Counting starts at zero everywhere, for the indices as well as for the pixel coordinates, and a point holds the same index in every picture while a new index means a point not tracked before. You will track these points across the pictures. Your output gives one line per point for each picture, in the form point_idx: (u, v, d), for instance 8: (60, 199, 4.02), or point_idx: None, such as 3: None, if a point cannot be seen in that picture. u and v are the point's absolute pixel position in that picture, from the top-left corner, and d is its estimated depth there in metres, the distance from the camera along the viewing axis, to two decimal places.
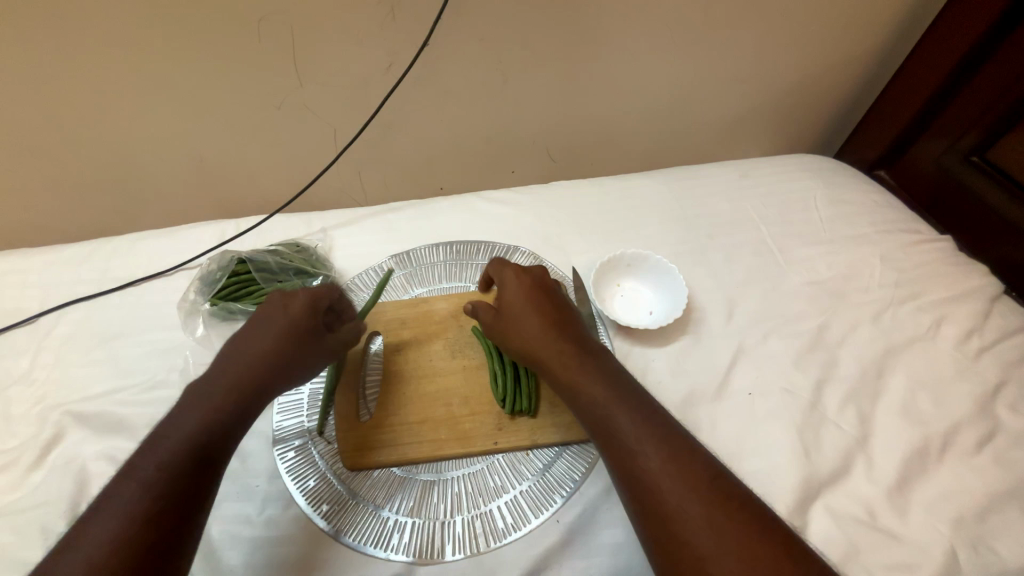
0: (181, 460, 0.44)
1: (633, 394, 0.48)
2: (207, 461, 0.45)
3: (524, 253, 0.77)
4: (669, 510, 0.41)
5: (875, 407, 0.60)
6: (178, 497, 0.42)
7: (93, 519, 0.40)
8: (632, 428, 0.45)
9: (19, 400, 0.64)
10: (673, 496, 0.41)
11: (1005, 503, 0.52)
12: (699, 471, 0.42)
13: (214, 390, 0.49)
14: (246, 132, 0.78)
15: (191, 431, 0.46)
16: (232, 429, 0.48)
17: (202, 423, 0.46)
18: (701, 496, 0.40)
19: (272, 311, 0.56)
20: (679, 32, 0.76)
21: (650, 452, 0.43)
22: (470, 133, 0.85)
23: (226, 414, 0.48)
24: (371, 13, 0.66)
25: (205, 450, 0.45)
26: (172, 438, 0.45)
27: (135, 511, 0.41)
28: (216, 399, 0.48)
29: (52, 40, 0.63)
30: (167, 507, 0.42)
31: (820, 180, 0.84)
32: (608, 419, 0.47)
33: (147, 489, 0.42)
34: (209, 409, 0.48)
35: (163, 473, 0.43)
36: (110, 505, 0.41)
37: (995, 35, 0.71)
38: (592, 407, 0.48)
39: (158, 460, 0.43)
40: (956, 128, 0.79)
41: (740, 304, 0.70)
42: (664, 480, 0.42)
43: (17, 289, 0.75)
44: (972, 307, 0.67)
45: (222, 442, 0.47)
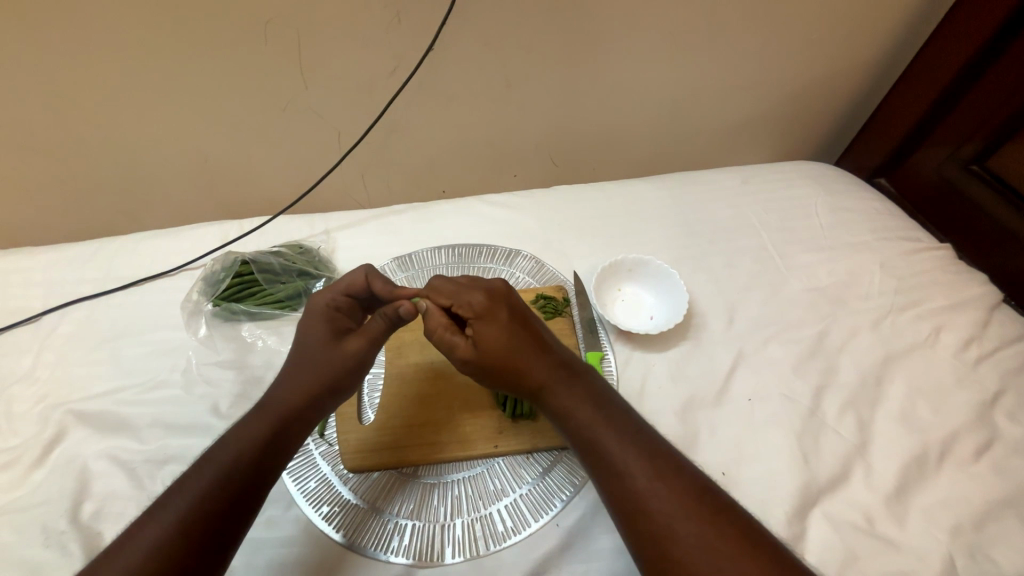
0: (232, 478, 0.45)
1: (620, 414, 0.48)
2: (255, 485, 0.46)
3: (525, 257, 0.77)
4: (661, 531, 0.41)
5: (874, 415, 0.60)
6: (221, 515, 0.43)
7: (145, 523, 0.41)
8: (618, 447, 0.45)
9: (22, 398, 0.64)
10: (663, 516, 0.41)
11: (1003, 511, 0.53)
12: (686, 490, 0.42)
13: (267, 408, 0.50)
14: (250, 133, 0.79)
15: (238, 448, 0.46)
16: (281, 454, 0.49)
17: (257, 443, 0.47)
18: (692, 515, 0.41)
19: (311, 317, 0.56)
20: (682, 39, 0.76)
21: (636, 472, 0.43)
22: (473, 136, 0.86)
23: (277, 438, 0.49)
24: (376, 17, 0.66)
25: (255, 472, 0.46)
26: (227, 454, 0.46)
27: (182, 522, 0.41)
28: (271, 417, 0.49)
29: (60, 41, 0.63)
30: (209, 524, 0.42)
31: (821, 187, 0.85)
32: (596, 438, 0.46)
33: (199, 503, 0.42)
34: (256, 427, 0.48)
35: (215, 488, 0.44)
36: (162, 511, 0.42)
37: (996, 45, 0.72)
38: (579, 426, 0.48)
39: (214, 475, 0.44)
40: (957, 137, 0.80)
41: (741, 310, 0.70)
42: (654, 499, 0.42)
43: (20, 288, 0.76)
44: (972, 315, 0.68)
45: (271, 465, 0.47)
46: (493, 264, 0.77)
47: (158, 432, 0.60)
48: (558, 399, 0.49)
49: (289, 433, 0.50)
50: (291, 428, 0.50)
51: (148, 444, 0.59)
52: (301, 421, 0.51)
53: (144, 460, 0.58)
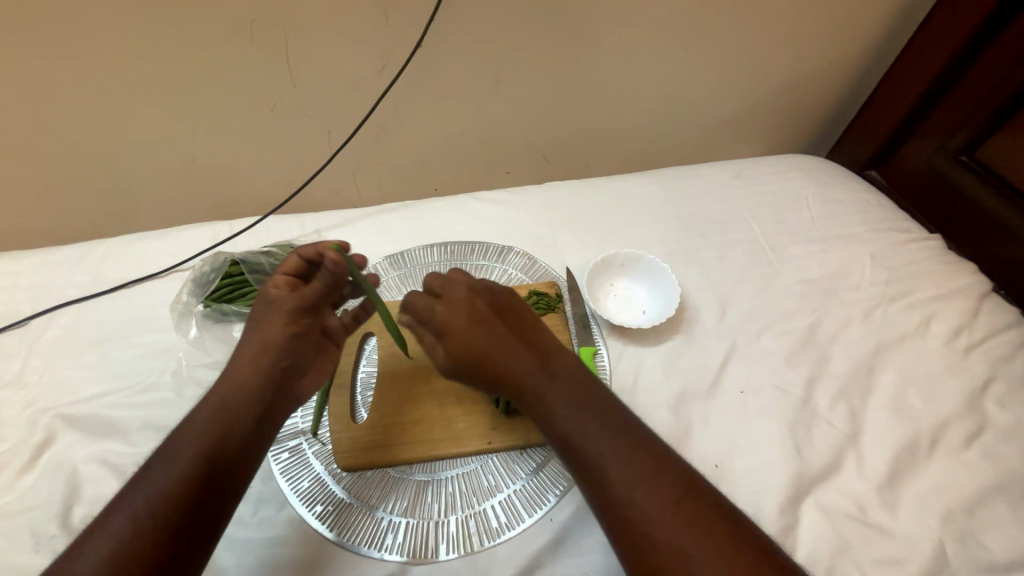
0: (199, 467, 0.44)
1: (607, 410, 0.46)
2: (219, 472, 0.45)
3: (517, 253, 0.77)
4: (646, 536, 0.40)
5: (866, 404, 0.60)
6: (189, 503, 0.43)
7: (109, 517, 0.41)
8: (601, 450, 0.44)
9: (10, 403, 0.64)
10: (645, 521, 0.40)
11: (994, 498, 0.53)
12: (669, 492, 0.41)
13: (233, 395, 0.50)
14: (239, 133, 0.78)
15: (204, 437, 0.46)
16: (246, 439, 0.48)
17: (224, 431, 0.47)
18: (676, 519, 0.40)
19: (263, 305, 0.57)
20: (671, 33, 0.76)
21: (620, 476, 0.42)
22: (464, 134, 0.86)
23: (239, 424, 0.48)
24: (364, 15, 0.66)
25: (219, 458, 0.46)
26: (187, 444, 0.45)
27: (147, 514, 0.41)
28: (230, 403, 0.49)
29: (43, 42, 0.63)
30: (177, 513, 0.42)
31: (811, 180, 0.85)
32: (581, 444, 0.44)
33: (167, 493, 0.42)
34: (221, 415, 0.48)
35: (183, 478, 0.43)
36: (125, 505, 0.42)
37: (983, 35, 0.72)
38: (563, 431, 0.46)
39: (180, 465, 0.44)
40: (947, 128, 0.80)
41: (733, 303, 0.70)
42: (639, 504, 0.41)
43: (8, 292, 0.75)
44: (962, 305, 0.68)
45: (235, 450, 0.47)
46: (485, 261, 0.77)
47: (149, 434, 0.60)
48: (541, 404, 0.47)
49: (252, 416, 0.49)
50: (258, 414, 0.50)
51: (139, 447, 0.59)
52: (269, 407, 0.51)
53: (136, 463, 0.58)
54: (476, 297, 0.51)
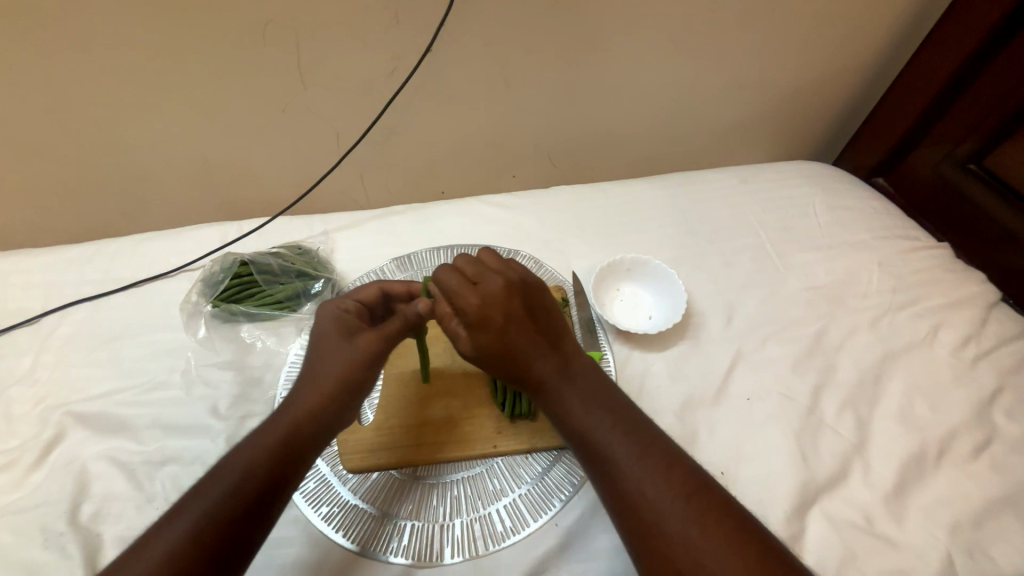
0: (258, 481, 0.44)
1: (618, 408, 0.48)
2: (274, 492, 0.44)
3: (524, 258, 0.77)
4: (654, 527, 0.41)
5: (872, 413, 0.60)
6: (245, 519, 0.42)
7: (167, 524, 0.41)
8: (612, 442, 0.45)
9: (21, 400, 0.64)
10: (654, 512, 0.41)
11: (1002, 509, 0.53)
12: (680, 487, 0.42)
13: (296, 409, 0.49)
14: (249, 134, 0.79)
15: (266, 450, 0.46)
16: (305, 461, 0.48)
17: (284, 445, 0.46)
18: (685, 512, 0.40)
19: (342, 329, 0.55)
20: (679, 39, 0.76)
21: (632, 468, 0.43)
22: (472, 137, 0.86)
23: (303, 442, 0.48)
24: (376, 17, 0.66)
25: (280, 479, 0.45)
26: (254, 457, 0.45)
27: (206, 525, 0.41)
28: (293, 422, 0.48)
29: (57, 43, 0.63)
30: (233, 527, 0.41)
31: (818, 187, 0.85)
32: (592, 433, 0.46)
33: (224, 505, 0.42)
34: (283, 429, 0.48)
35: (241, 491, 0.43)
36: (184, 512, 0.41)
37: (994, 43, 0.72)
38: (572, 423, 0.48)
39: (240, 478, 0.43)
40: (954, 135, 0.80)
41: (740, 309, 0.70)
42: (648, 497, 0.42)
43: (19, 289, 0.76)
44: (969, 314, 0.68)
45: (295, 473, 0.46)
46: None
47: (157, 433, 0.60)
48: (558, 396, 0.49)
49: (315, 437, 0.49)
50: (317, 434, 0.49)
51: (147, 445, 0.59)
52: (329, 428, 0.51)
53: (143, 461, 0.58)
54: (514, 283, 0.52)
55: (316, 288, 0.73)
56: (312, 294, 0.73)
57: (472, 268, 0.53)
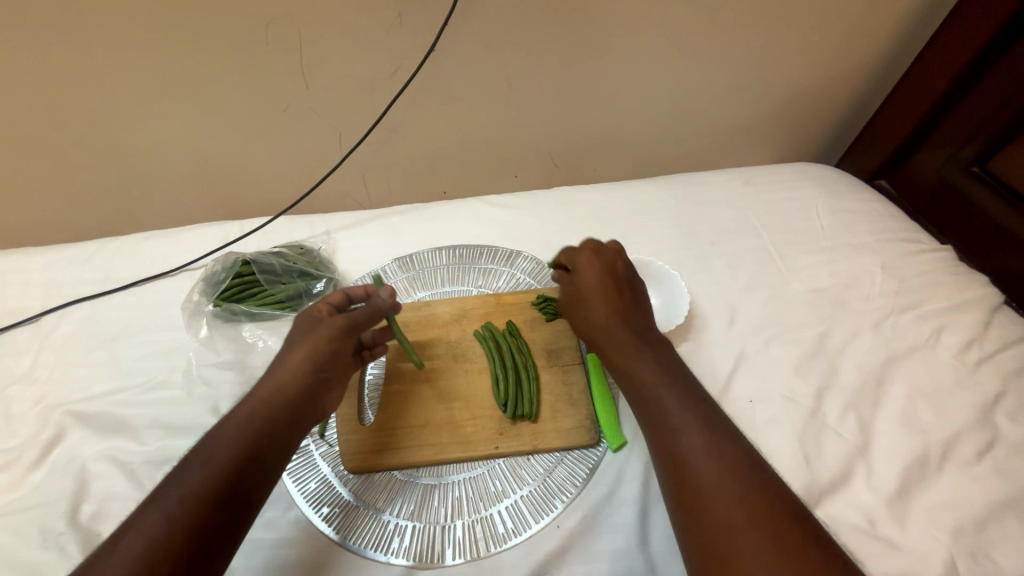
0: (227, 470, 0.45)
1: (684, 382, 0.51)
2: (247, 479, 0.45)
3: (526, 258, 0.77)
4: (701, 489, 0.43)
5: (876, 416, 0.60)
6: (219, 506, 0.43)
7: (141, 516, 0.41)
8: (677, 407, 0.48)
9: (21, 398, 0.64)
10: (706, 472, 0.44)
11: (1005, 513, 0.53)
12: (730, 460, 0.44)
13: (261, 401, 0.50)
14: (251, 134, 0.79)
15: (233, 441, 0.46)
16: (274, 449, 0.48)
17: (250, 434, 0.47)
18: (733, 476, 0.43)
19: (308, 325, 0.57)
20: (681, 40, 0.76)
21: (690, 432, 0.46)
22: (475, 138, 0.86)
23: (270, 432, 0.49)
24: (379, 18, 0.66)
25: (250, 464, 0.46)
26: (222, 448, 0.46)
27: (179, 513, 0.41)
28: (259, 413, 0.49)
29: (59, 42, 0.63)
30: (207, 514, 0.42)
31: (821, 189, 0.85)
32: (654, 398, 0.50)
33: (196, 494, 0.42)
34: (249, 420, 0.49)
35: (210, 481, 0.43)
36: (157, 504, 0.42)
37: (997, 46, 0.72)
38: (638, 385, 0.51)
39: (208, 468, 0.44)
40: (959, 137, 0.80)
41: (742, 311, 0.70)
42: (700, 460, 0.45)
43: (20, 287, 0.76)
44: (972, 317, 0.68)
45: (266, 459, 0.47)
46: (494, 264, 0.77)
47: (157, 433, 0.60)
48: (624, 361, 0.53)
49: (282, 427, 0.50)
50: (283, 424, 0.50)
51: (148, 445, 0.59)
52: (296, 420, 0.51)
53: (143, 461, 0.58)
54: (613, 264, 0.60)
55: (318, 288, 0.73)
56: (314, 294, 0.73)
57: (571, 255, 0.62)
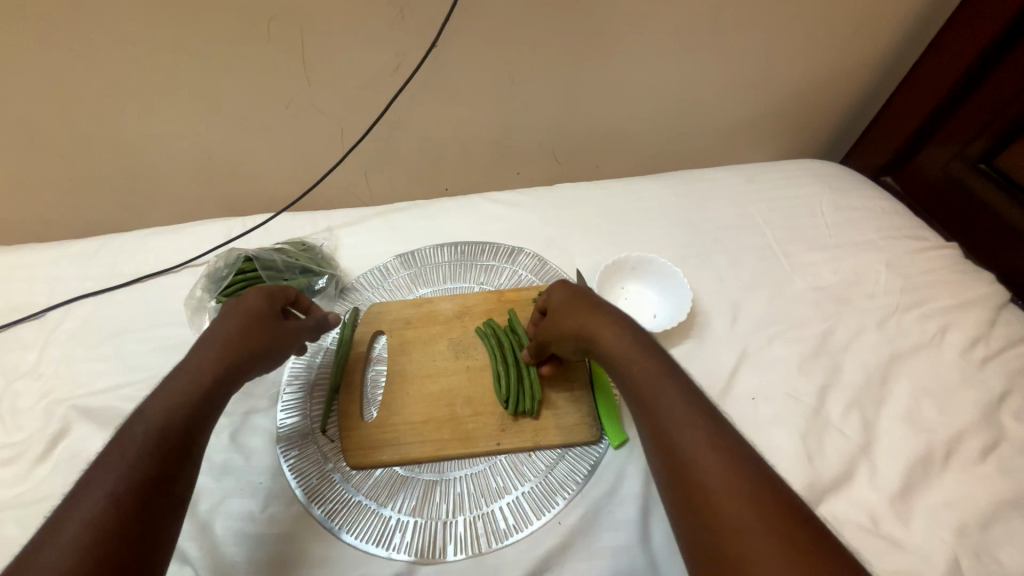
0: (159, 447, 0.42)
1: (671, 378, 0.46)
2: (183, 453, 0.43)
3: (528, 254, 0.77)
4: (705, 492, 0.39)
5: (879, 414, 0.60)
6: (155, 485, 0.40)
7: (69, 512, 0.37)
8: (668, 412, 0.43)
9: (26, 393, 0.64)
10: (704, 484, 0.39)
11: (1009, 512, 0.52)
12: (732, 462, 0.39)
13: (191, 375, 0.47)
14: (254, 130, 0.79)
15: (162, 416, 0.43)
16: (205, 421, 0.46)
17: (179, 409, 0.44)
18: (734, 482, 0.38)
19: (232, 301, 0.55)
20: (685, 36, 0.76)
21: (682, 437, 0.41)
22: (477, 134, 0.86)
23: (202, 403, 0.46)
24: (379, 14, 0.66)
25: (179, 446, 0.43)
26: (147, 426, 0.42)
27: (116, 497, 0.38)
28: (189, 387, 0.46)
29: (62, 39, 0.64)
30: (145, 492, 0.39)
31: (826, 185, 0.84)
32: (645, 397, 0.45)
33: (131, 475, 0.40)
34: (178, 394, 0.45)
35: (143, 460, 0.41)
36: (86, 497, 0.38)
37: (1005, 42, 0.71)
38: (631, 380, 0.47)
39: (139, 448, 0.41)
40: (965, 134, 0.79)
41: (745, 308, 0.70)
42: (699, 467, 0.40)
43: (25, 283, 0.76)
44: (978, 315, 0.67)
45: (199, 432, 0.45)
46: (496, 261, 0.77)
47: None
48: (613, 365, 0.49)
49: (213, 399, 0.47)
50: (213, 396, 0.47)
51: None
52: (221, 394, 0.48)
53: None
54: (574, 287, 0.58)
55: (320, 284, 0.73)
56: (316, 291, 0.73)
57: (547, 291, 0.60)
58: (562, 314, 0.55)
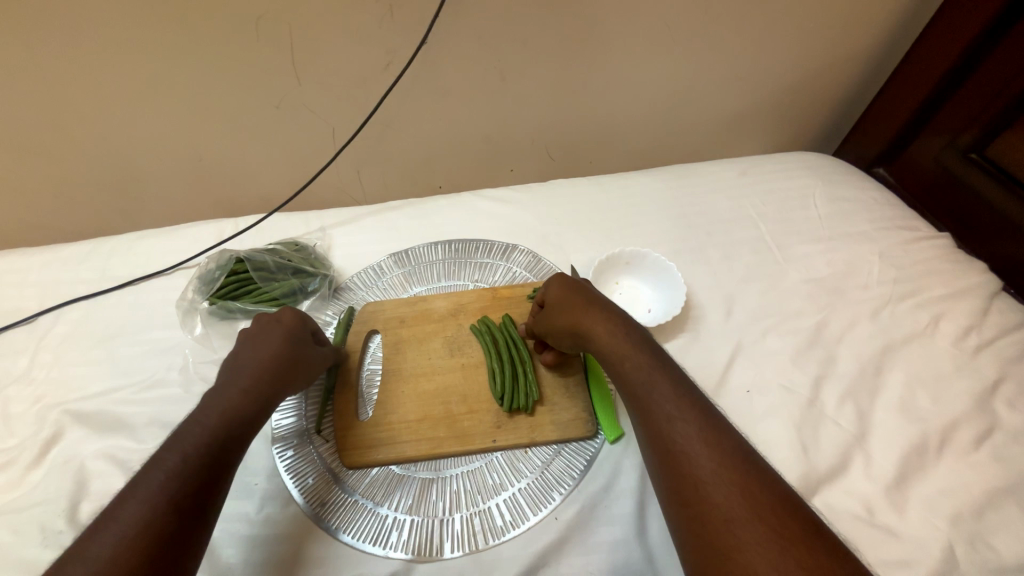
0: (205, 452, 0.43)
1: (667, 369, 0.46)
2: (227, 461, 0.44)
3: (522, 251, 0.77)
4: (695, 479, 0.39)
5: (873, 404, 0.60)
6: (199, 489, 0.41)
7: (118, 507, 0.38)
8: (666, 401, 0.44)
9: (19, 399, 0.64)
10: (696, 473, 0.39)
11: (1003, 499, 0.52)
12: (727, 452, 0.40)
13: (241, 386, 0.48)
14: (245, 130, 0.78)
15: (212, 423, 0.45)
16: (249, 430, 0.47)
17: (226, 417, 0.46)
18: (724, 471, 0.39)
19: (265, 321, 0.56)
20: (675, 30, 0.76)
21: (676, 426, 0.42)
22: (469, 132, 0.86)
23: (249, 414, 0.47)
24: (369, 11, 0.65)
25: (223, 449, 0.44)
26: (196, 432, 0.44)
27: (161, 500, 0.39)
28: (240, 398, 0.48)
29: (46, 41, 0.63)
30: (190, 495, 0.40)
31: (818, 177, 0.84)
32: (637, 387, 0.46)
33: (175, 477, 0.40)
34: (228, 403, 0.47)
35: (188, 463, 0.42)
36: (133, 498, 0.39)
37: (993, 32, 0.71)
38: (623, 375, 0.47)
39: (185, 451, 0.42)
40: (956, 124, 0.79)
41: (739, 301, 0.70)
42: (691, 455, 0.40)
43: (16, 288, 0.76)
44: (971, 305, 0.67)
45: (244, 440, 0.46)
46: (490, 259, 0.77)
47: (156, 431, 0.60)
48: (610, 354, 0.49)
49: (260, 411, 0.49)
50: (260, 409, 0.49)
51: (146, 443, 0.59)
52: (265, 408, 0.49)
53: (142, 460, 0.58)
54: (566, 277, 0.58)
55: (313, 284, 0.72)
56: (308, 291, 0.72)
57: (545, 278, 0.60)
58: (559, 305, 0.55)
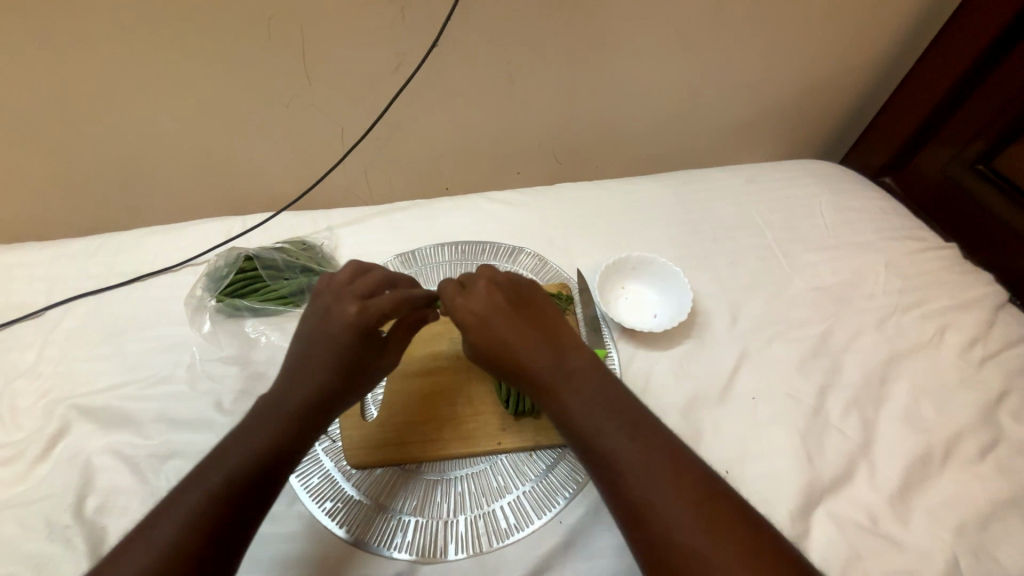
0: (245, 476, 0.44)
1: (624, 411, 0.46)
2: (266, 486, 0.45)
3: (529, 254, 0.77)
4: (656, 533, 0.40)
5: (878, 414, 0.60)
6: (230, 514, 0.42)
7: (156, 522, 0.40)
8: (620, 451, 0.43)
9: (26, 393, 0.64)
10: (660, 525, 0.40)
11: (1006, 511, 0.53)
12: (690, 499, 0.40)
13: (287, 406, 0.49)
14: (254, 129, 0.79)
15: (259, 445, 0.46)
16: (293, 456, 0.48)
17: (271, 440, 0.46)
18: (688, 522, 0.39)
19: (320, 325, 0.53)
20: (684, 37, 0.76)
21: (634, 474, 0.42)
22: (477, 134, 0.86)
23: (293, 440, 0.48)
24: (381, 13, 0.66)
25: (267, 474, 0.45)
26: (240, 454, 0.45)
27: (194, 522, 0.40)
28: (287, 419, 0.48)
29: (59, 36, 0.63)
30: (222, 520, 0.41)
31: (825, 185, 0.85)
32: (589, 437, 0.45)
33: (212, 500, 0.42)
34: (276, 424, 0.47)
35: (228, 486, 0.43)
36: (169, 514, 0.41)
37: (1003, 43, 0.71)
38: (574, 427, 0.46)
39: (226, 473, 0.43)
40: (963, 136, 0.79)
41: (745, 308, 0.70)
42: (650, 508, 0.40)
43: (23, 282, 0.76)
44: (976, 316, 0.67)
45: (286, 466, 0.47)
46: (496, 261, 0.77)
47: (162, 427, 0.60)
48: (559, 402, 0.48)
49: (303, 434, 0.49)
50: (303, 434, 0.49)
51: (152, 439, 0.59)
52: (308, 433, 0.49)
53: (148, 455, 0.58)
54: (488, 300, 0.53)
55: None
56: None
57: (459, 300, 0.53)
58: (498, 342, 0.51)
